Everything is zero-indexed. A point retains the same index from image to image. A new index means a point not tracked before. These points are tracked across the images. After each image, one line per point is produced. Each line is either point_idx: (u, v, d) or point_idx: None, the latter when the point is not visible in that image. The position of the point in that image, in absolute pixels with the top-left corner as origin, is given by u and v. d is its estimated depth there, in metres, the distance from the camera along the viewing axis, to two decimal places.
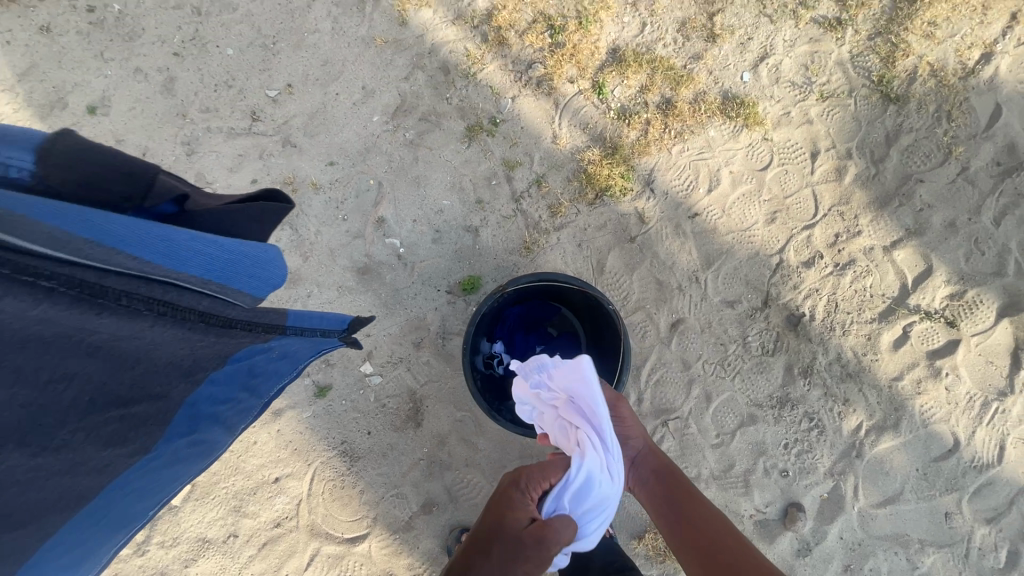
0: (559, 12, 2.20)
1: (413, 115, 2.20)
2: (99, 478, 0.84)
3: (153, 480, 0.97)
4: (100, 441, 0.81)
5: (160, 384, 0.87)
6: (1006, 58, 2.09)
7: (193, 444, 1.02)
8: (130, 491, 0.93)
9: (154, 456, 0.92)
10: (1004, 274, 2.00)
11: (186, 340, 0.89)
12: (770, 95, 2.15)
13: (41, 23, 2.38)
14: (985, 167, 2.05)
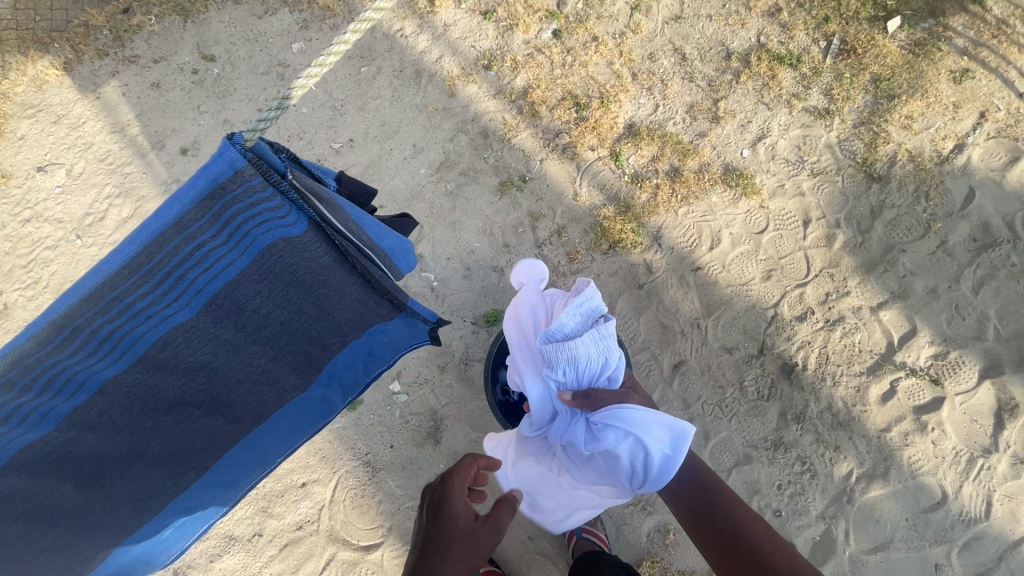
0: (584, 92, 2.60)
1: (454, 170, 2.56)
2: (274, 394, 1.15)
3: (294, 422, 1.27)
4: (289, 365, 1.14)
5: (330, 337, 1.18)
6: (977, 149, 2.37)
7: (320, 401, 1.30)
8: (281, 423, 1.23)
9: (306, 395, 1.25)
10: (984, 338, 2.17)
11: (359, 303, 1.17)
12: (767, 169, 2.45)
13: (153, 80, 2.89)
14: (962, 242, 2.27)
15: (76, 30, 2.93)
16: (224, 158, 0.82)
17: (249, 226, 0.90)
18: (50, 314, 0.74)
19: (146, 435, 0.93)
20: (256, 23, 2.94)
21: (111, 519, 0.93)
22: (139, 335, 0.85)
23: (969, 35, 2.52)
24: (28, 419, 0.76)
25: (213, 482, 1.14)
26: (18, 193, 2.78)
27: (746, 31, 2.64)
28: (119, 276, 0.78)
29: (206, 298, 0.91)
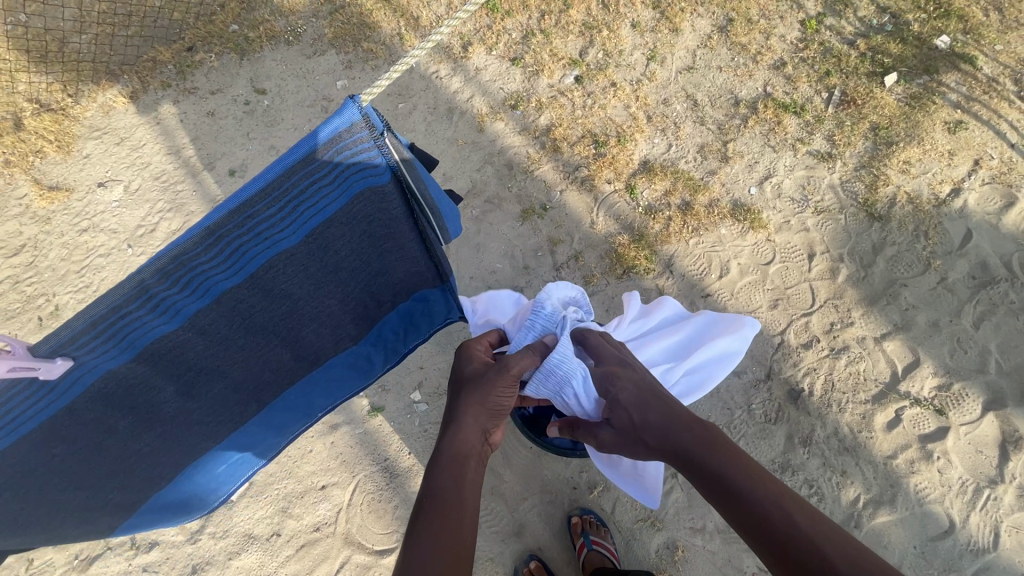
0: (602, 131, 2.82)
1: (480, 197, 2.76)
2: (327, 349, 1.68)
3: (334, 374, 1.78)
4: (346, 321, 1.66)
5: (385, 294, 1.69)
6: (972, 193, 2.52)
7: (359, 358, 1.82)
8: (327, 376, 1.77)
9: (350, 351, 1.77)
10: (986, 371, 2.25)
11: (414, 261, 1.62)
12: (773, 206, 2.62)
13: (210, 109, 3.18)
14: (962, 279, 2.39)
15: (144, 64, 3.26)
16: (347, 116, 1.22)
17: (349, 171, 1.31)
18: (211, 218, 1.17)
19: (229, 352, 1.42)
20: (305, 62, 3.25)
21: (189, 424, 1.46)
22: (255, 250, 1.28)
23: (962, 90, 2.72)
24: (171, 312, 1.22)
25: (264, 425, 1.71)
26: (78, 206, 3.02)
27: (753, 81, 2.89)
28: (258, 198, 1.21)
29: (307, 230, 1.35)
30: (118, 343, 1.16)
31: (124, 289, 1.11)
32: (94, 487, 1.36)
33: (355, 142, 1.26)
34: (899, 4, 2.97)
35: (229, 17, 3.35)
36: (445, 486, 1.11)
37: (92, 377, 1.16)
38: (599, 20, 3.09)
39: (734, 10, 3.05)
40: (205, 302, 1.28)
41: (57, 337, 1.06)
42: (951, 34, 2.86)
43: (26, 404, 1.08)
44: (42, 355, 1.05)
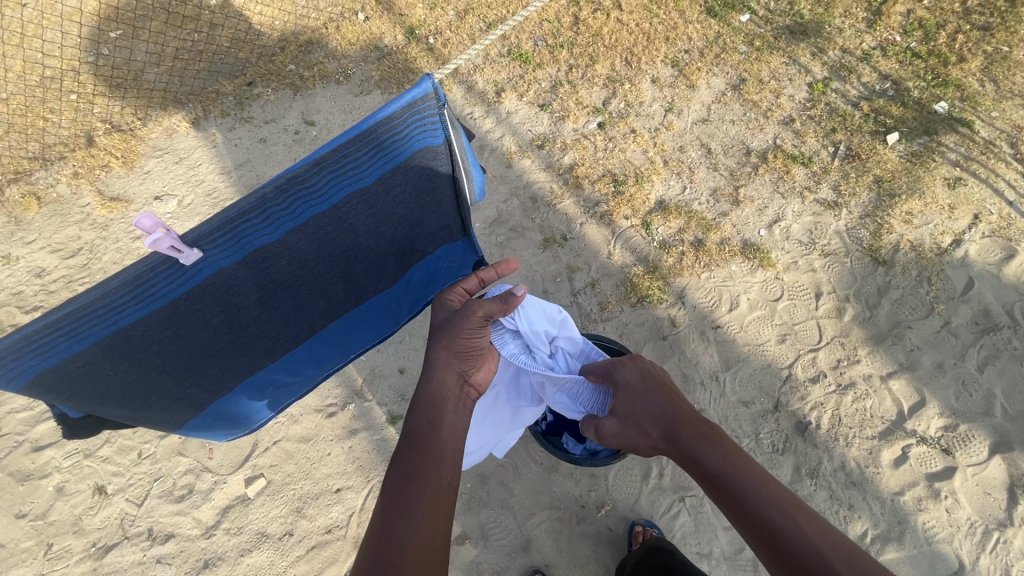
0: (622, 172, 3.04)
1: (505, 225, 2.95)
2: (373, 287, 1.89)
3: (372, 314, 1.99)
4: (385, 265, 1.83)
5: (420, 243, 1.84)
6: (973, 244, 2.65)
7: (393, 300, 2.02)
8: (368, 313, 1.98)
9: (389, 291, 1.97)
10: (991, 414, 2.29)
11: (445, 215, 1.82)
12: (781, 247, 2.76)
13: (262, 136, 3.49)
14: (965, 324, 2.47)
15: (208, 95, 3.61)
16: (427, 86, 1.39)
17: (416, 129, 1.46)
18: (318, 153, 1.31)
19: (301, 272, 1.57)
20: (352, 99, 3.58)
21: (259, 335, 1.65)
22: (342, 185, 1.42)
23: (960, 150, 2.92)
24: (274, 225, 1.36)
25: (310, 351, 1.91)
26: (134, 215, 3.27)
27: (763, 134, 3.12)
28: (352, 141, 1.34)
29: (382, 171, 1.49)
30: (231, 244, 1.31)
31: (248, 202, 1.26)
32: (180, 376, 1.56)
33: (426, 103, 1.42)
34: (899, 73, 3.24)
35: (288, 58, 3.73)
36: (421, 427, 1.26)
37: (208, 273, 1.32)
38: (622, 75, 3.40)
39: (746, 71, 3.34)
40: (297, 223, 1.42)
41: (199, 230, 1.21)
42: (948, 101, 3.09)
43: (167, 284, 1.26)
44: (186, 243, 1.21)
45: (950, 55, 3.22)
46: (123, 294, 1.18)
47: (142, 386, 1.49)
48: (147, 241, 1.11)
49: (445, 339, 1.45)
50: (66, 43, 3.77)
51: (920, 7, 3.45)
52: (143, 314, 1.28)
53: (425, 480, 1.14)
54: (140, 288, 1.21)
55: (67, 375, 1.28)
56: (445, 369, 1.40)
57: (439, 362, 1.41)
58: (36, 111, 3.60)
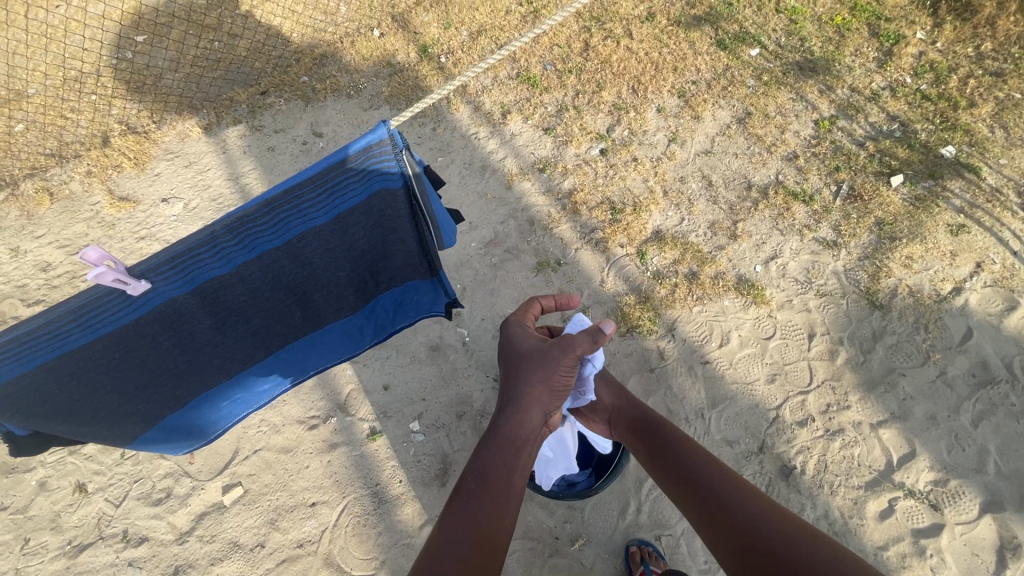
0: (620, 200, 3.04)
1: (500, 247, 2.96)
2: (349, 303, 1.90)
3: (334, 337, 2.00)
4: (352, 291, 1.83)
5: (384, 275, 1.84)
6: (974, 293, 2.60)
7: (356, 326, 2.02)
8: (330, 335, 1.99)
9: (352, 317, 1.97)
10: (984, 471, 2.23)
11: (410, 252, 1.77)
12: (777, 284, 2.73)
13: (270, 145, 3.55)
14: (961, 375, 2.41)
15: (222, 102, 3.70)
16: (380, 132, 1.42)
17: (373, 172, 1.49)
18: (268, 195, 1.39)
19: (253, 303, 1.62)
20: (361, 113, 3.64)
21: (212, 355, 1.67)
22: (296, 223, 1.49)
23: (965, 196, 2.87)
24: (225, 260, 1.44)
25: (266, 369, 1.92)
26: (140, 216, 3.34)
27: (766, 168, 3.11)
28: (304, 183, 1.42)
29: (336, 213, 1.54)
30: (183, 275, 1.39)
31: (197, 238, 1.34)
32: (129, 393, 1.59)
33: (382, 151, 1.45)
34: (907, 114, 3.21)
35: (302, 70, 3.81)
36: (498, 468, 1.21)
37: (156, 302, 1.39)
38: (628, 103, 3.41)
39: (753, 105, 3.34)
40: (250, 257, 1.49)
41: (147, 262, 1.31)
42: (956, 145, 3.06)
43: (116, 312, 1.34)
44: (134, 275, 1.30)
45: (961, 99, 3.20)
46: (67, 321, 1.27)
47: (89, 402, 1.52)
48: (91, 274, 1.18)
49: (539, 369, 1.37)
50: (92, 46, 3.90)
51: (931, 50, 3.44)
52: (91, 339, 1.36)
53: (498, 520, 1.12)
54: (86, 315, 1.30)
55: (17, 397, 1.35)
56: (530, 400, 1.34)
57: (527, 391, 1.35)
58: (56, 108, 3.70)
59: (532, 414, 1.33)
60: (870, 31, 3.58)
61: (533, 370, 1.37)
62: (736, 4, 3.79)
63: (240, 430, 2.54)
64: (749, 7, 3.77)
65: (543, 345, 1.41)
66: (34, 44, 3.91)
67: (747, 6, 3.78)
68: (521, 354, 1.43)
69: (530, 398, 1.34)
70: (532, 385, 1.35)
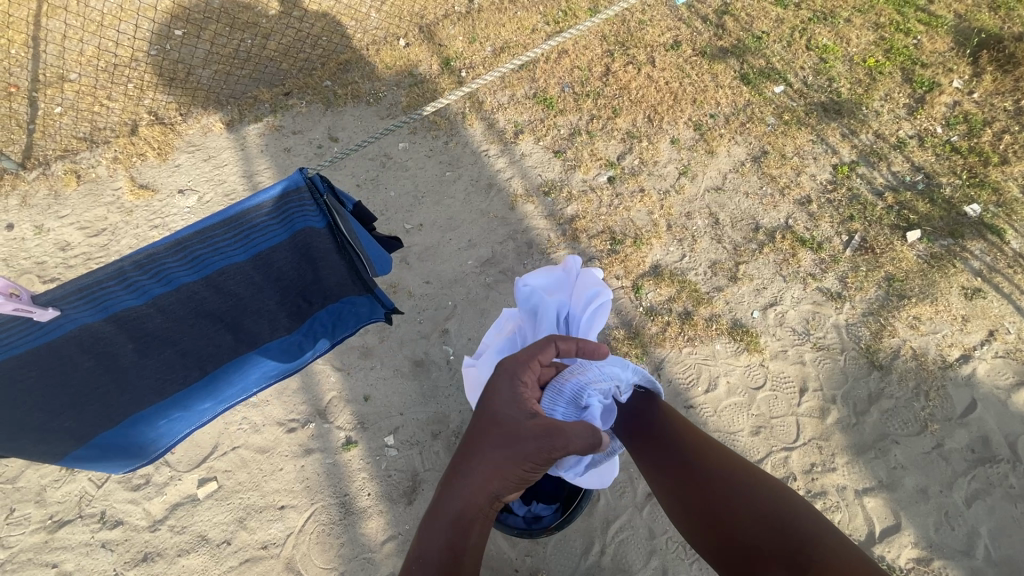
0: (622, 231, 3.01)
1: (496, 267, 2.95)
2: None
3: (267, 359, 2.02)
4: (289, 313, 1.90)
5: (317, 298, 1.92)
6: (983, 362, 2.48)
7: (292, 345, 2.05)
8: (262, 357, 2.00)
9: (288, 337, 2.01)
10: (973, 554, 2.11)
11: (342, 276, 1.86)
12: (773, 332, 2.65)
13: (287, 145, 3.64)
14: (959, 450, 2.29)
15: (246, 100, 3.81)
16: (295, 179, 1.54)
17: (292, 214, 1.61)
18: (178, 235, 1.47)
19: (178, 329, 1.67)
20: (378, 121, 3.70)
21: (142, 376, 1.71)
22: (212, 261, 1.57)
23: (985, 259, 2.74)
24: (139, 292, 1.51)
25: (199, 387, 1.93)
26: (157, 205, 3.46)
27: (776, 211, 3.02)
28: (218, 225, 1.52)
29: (255, 251, 1.64)
30: (94, 304, 1.46)
31: (105, 271, 1.42)
32: (55, 409, 1.61)
33: (298, 196, 1.57)
34: (933, 166, 3.09)
35: (326, 74, 3.90)
36: (437, 551, 1.09)
37: (68, 327, 1.45)
38: (642, 131, 3.37)
39: (770, 144, 3.26)
40: (167, 290, 1.56)
41: (56, 291, 1.38)
42: (982, 204, 2.92)
43: (23, 335, 1.38)
44: (41, 304, 1.36)
45: (993, 155, 3.05)
46: None
47: (11, 422, 1.53)
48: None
49: (500, 463, 1.11)
50: (133, 38, 4.07)
51: (967, 101, 3.30)
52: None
53: None
54: None
55: None
56: (483, 489, 1.12)
57: (478, 479, 1.12)
58: (92, 94, 3.87)
59: (482, 505, 1.13)
60: (903, 76, 3.46)
61: (498, 449, 1.12)
62: (765, 38, 3.71)
63: (221, 426, 2.59)
64: (779, 42, 3.69)
65: (523, 432, 1.10)
66: (81, 31, 4.11)
67: (776, 41, 3.70)
68: (491, 422, 1.15)
69: (488, 479, 1.12)
70: (493, 466, 1.11)
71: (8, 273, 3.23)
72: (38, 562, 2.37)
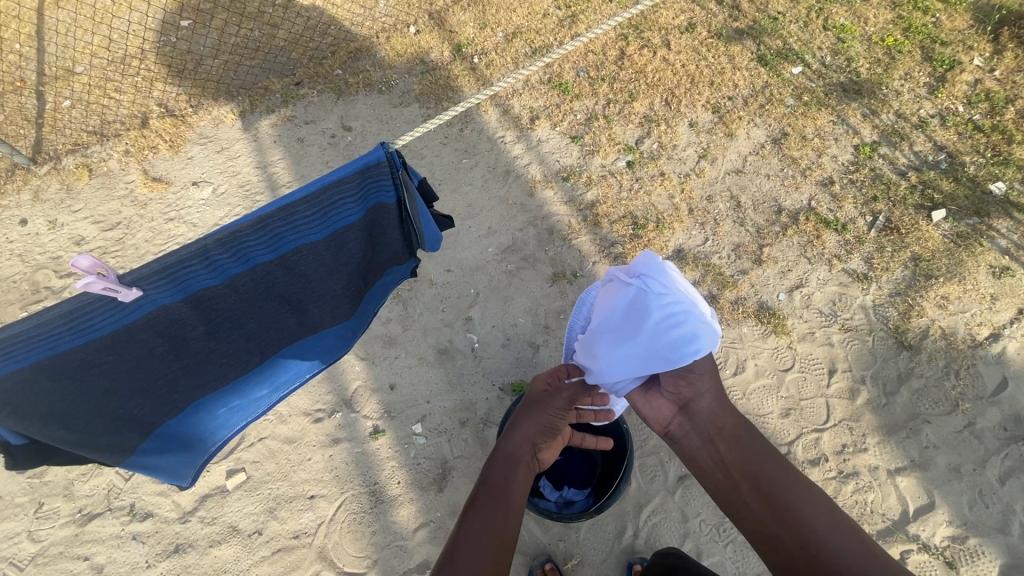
0: (643, 215, 2.99)
1: (518, 254, 2.93)
2: None
3: (322, 346, 2.03)
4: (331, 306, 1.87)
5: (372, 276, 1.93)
6: (1013, 341, 2.47)
7: (346, 333, 2.07)
8: (320, 345, 2.02)
9: (345, 325, 2.04)
10: (1008, 532, 2.13)
11: (396, 250, 1.86)
12: (800, 315, 2.63)
13: (299, 135, 3.60)
14: (992, 428, 2.29)
15: (257, 90, 3.76)
16: (377, 154, 1.48)
17: (369, 190, 1.55)
18: (261, 212, 1.40)
19: (247, 310, 1.66)
20: (391, 110, 3.66)
21: (206, 361, 1.70)
22: (289, 239, 1.52)
23: (1012, 237, 2.73)
24: (217, 272, 1.47)
25: (262, 374, 1.94)
26: (171, 198, 3.43)
27: (799, 193, 2.99)
28: (302, 200, 1.44)
29: (331, 229, 1.59)
30: (175, 285, 1.41)
31: (189, 250, 1.35)
32: (125, 404, 1.61)
33: (378, 171, 1.50)
34: (956, 145, 3.06)
35: (337, 63, 3.84)
36: (495, 478, 1.30)
37: (149, 307, 1.41)
38: (660, 115, 3.33)
39: (790, 125, 3.22)
40: (244, 269, 1.52)
41: (141, 271, 1.32)
42: (1007, 182, 2.90)
43: (106, 317, 1.34)
44: (126, 283, 1.30)
45: (1016, 133, 3.03)
46: (60, 324, 1.27)
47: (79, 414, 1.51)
48: (80, 282, 1.20)
49: (535, 412, 1.54)
50: (140, 29, 4.02)
51: (988, 78, 3.26)
52: (82, 342, 1.36)
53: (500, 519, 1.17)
54: (78, 320, 1.30)
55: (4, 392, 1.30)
56: (525, 435, 1.46)
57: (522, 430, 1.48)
58: (101, 87, 3.82)
59: (522, 447, 1.43)
60: (923, 54, 3.41)
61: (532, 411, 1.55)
62: (781, 18, 3.66)
63: None
64: (796, 23, 3.63)
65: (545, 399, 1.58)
66: (87, 22, 4.05)
67: (792, 21, 3.64)
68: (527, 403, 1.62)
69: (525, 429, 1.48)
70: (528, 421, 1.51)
71: (24, 268, 3.22)
72: (70, 556, 2.37)
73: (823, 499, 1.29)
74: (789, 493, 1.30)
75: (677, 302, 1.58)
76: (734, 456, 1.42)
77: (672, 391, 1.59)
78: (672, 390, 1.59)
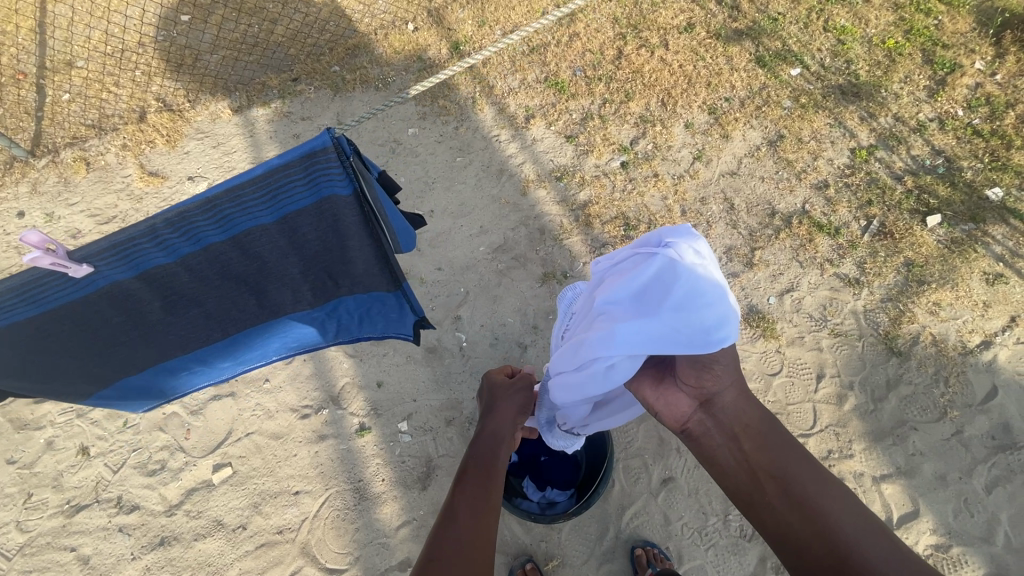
0: (635, 216, 2.98)
1: (508, 253, 2.92)
2: None
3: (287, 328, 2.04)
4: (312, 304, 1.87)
5: (343, 280, 1.86)
6: (1005, 348, 2.45)
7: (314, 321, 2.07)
8: (286, 325, 2.02)
9: (320, 309, 2.01)
10: (992, 541, 2.11)
11: (368, 258, 1.75)
12: (789, 319, 2.62)
13: (295, 132, 3.61)
14: (980, 436, 2.27)
15: (254, 86, 3.76)
16: (322, 139, 1.40)
17: (318, 178, 1.47)
18: (207, 193, 1.38)
19: (203, 288, 1.65)
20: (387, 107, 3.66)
21: (165, 333, 1.75)
22: (240, 220, 1.49)
23: (1007, 244, 2.70)
24: (168, 251, 1.46)
25: (227, 347, 1.99)
26: (167, 192, 3.45)
27: (793, 196, 2.97)
28: (248, 183, 1.41)
29: (281, 212, 1.52)
30: (125, 262, 1.43)
31: (136, 229, 1.36)
32: (88, 360, 1.73)
33: (324, 157, 1.43)
34: (955, 150, 3.02)
35: (334, 60, 3.85)
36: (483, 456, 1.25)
37: (101, 281, 1.44)
38: (656, 116, 3.32)
39: (786, 127, 3.19)
40: (195, 249, 1.50)
41: (89, 248, 1.35)
42: (1004, 187, 2.87)
43: (57, 291, 1.40)
44: (76, 259, 1.34)
45: (1015, 137, 2.99)
46: (10, 296, 1.34)
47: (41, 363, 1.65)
48: (26, 257, 1.24)
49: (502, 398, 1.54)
50: (139, 24, 4.03)
51: (989, 82, 3.22)
52: (38, 310, 1.44)
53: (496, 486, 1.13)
54: (30, 292, 1.37)
55: None
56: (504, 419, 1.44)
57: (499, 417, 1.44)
58: (100, 81, 3.84)
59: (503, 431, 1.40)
60: (924, 57, 3.37)
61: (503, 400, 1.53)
62: (781, 19, 3.62)
63: (236, 411, 2.59)
64: (796, 24, 3.60)
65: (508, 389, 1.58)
66: (86, 17, 4.06)
67: (793, 23, 3.61)
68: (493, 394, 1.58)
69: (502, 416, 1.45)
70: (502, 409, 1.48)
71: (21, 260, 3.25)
72: (57, 546, 2.39)
73: (854, 499, 1.03)
74: (818, 490, 1.04)
75: (705, 272, 1.14)
76: (761, 454, 1.13)
77: (689, 381, 1.24)
78: (689, 380, 1.23)
